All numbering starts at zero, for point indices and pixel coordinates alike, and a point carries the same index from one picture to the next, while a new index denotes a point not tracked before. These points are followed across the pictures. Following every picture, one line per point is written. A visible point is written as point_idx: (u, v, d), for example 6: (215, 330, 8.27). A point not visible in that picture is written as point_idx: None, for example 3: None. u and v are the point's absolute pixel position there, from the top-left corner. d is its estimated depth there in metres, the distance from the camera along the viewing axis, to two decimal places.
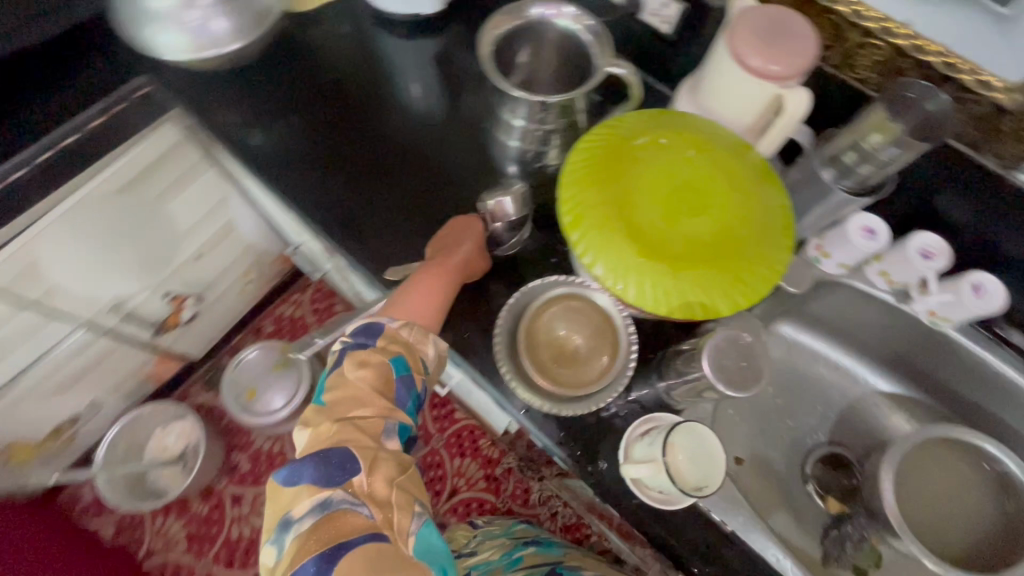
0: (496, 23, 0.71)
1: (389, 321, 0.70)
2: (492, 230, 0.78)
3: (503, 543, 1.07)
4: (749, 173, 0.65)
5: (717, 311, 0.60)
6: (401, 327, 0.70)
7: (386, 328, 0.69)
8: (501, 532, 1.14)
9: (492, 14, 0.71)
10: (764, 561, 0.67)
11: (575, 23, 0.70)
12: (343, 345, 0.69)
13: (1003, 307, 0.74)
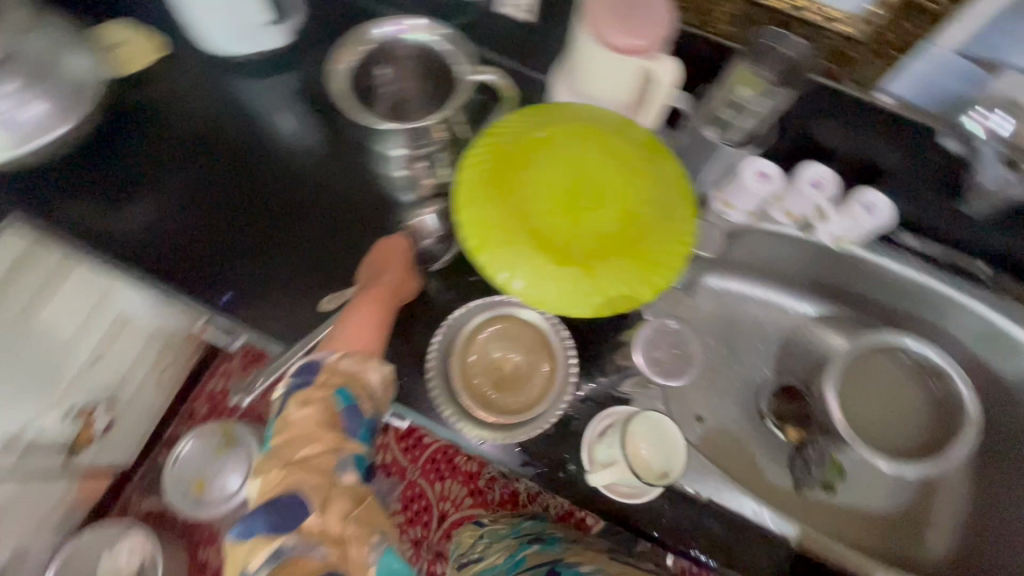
0: (341, 56, 0.70)
1: (328, 354, 0.66)
2: (421, 248, 0.76)
3: (509, 543, 0.94)
4: (638, 152, 0.64)
5: (640, 298, 0.60)
6: (341, 357, 0.66)
7: (325, 362, 0.65)
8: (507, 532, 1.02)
9: (334, 47, 0.70)
10: (743, 516, 0.70)
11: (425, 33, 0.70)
12: (286, 387, 0.65)
13: (892, 217, 0.79)
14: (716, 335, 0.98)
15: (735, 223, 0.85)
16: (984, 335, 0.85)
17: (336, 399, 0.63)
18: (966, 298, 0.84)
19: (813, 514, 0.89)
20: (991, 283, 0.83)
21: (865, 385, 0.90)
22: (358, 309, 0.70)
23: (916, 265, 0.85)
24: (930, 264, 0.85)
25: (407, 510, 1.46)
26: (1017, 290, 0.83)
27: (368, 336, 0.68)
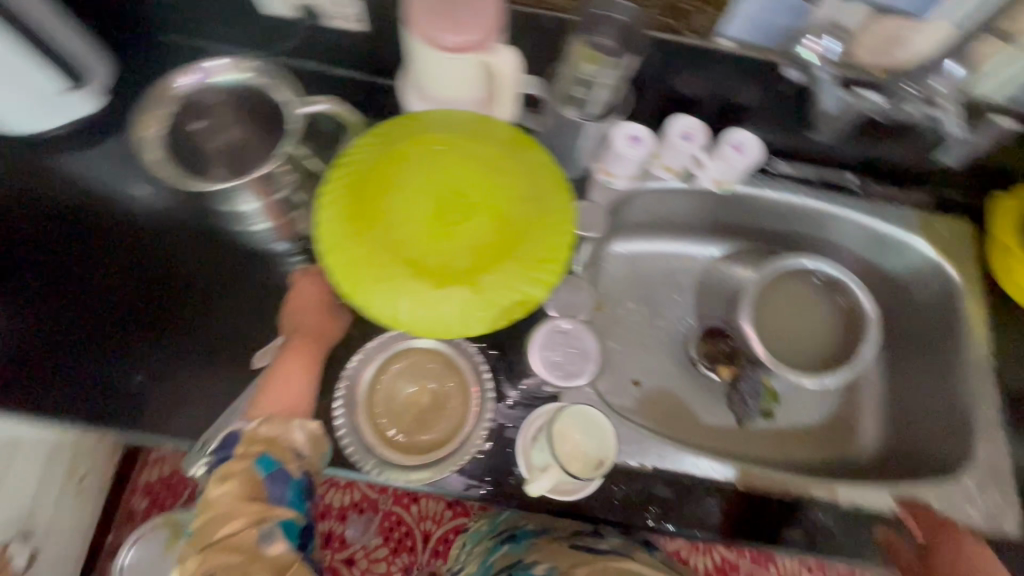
0: (145, 124, 0.62)
1: (246, 423, 0.57)
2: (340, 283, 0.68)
3: (483, 544, 0.88)
4: (496, 153, 0.62)
5: (533, 299, 0.58)
6: (260, 424, 0.57)
7: (243, 433, 0.56)
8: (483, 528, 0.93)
9: (135, 118, 0.62)
10: (689, 474, 0.71)
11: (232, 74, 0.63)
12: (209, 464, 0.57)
13: (761, 153, 0.81)
14: (634, 297, 0.99)
15: (622, 190, 0.85)
16: (868, 240, 0.91)
17: (257, 467, 0.54)
18: (843, 211, 0.89)
19: (758, 444, 0.92)
20: (860, 190, 0.90)
21: (778, 309, 0.94)
22: (284, 365, 0.62)
23: (795, 190, 0.89)
24: (807, 186, 0.90)
25: (389, 540, 1.42)
26: (882, 192, 0.90)
27: (298, 395, 0.60)
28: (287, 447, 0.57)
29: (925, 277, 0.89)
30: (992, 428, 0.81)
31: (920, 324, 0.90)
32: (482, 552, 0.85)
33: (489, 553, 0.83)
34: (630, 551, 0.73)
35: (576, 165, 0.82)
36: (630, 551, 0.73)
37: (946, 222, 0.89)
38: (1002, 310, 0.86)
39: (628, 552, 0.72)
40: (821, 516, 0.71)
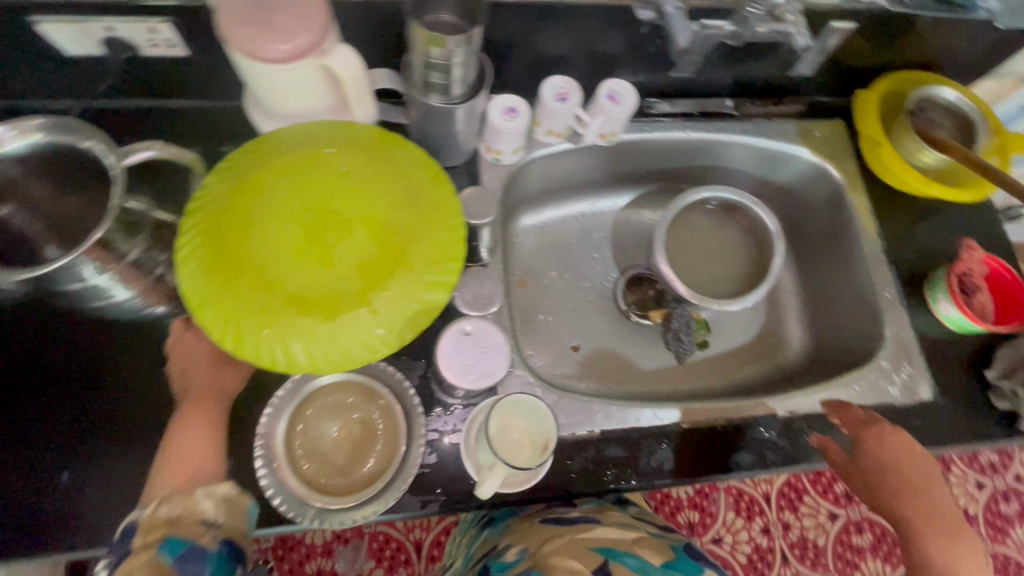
0: None
1: (138, 512, 0.50)
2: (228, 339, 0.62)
3: (468, 536, 0.89)
4: (361, 160, 0.58)
5: (436, 302, 0.55)
6: (157, 506, 0.50)
7: (139, 520, 0.49)
8: (467, 519, 0.93)
9: None
10: (639, 426, 0.72)
11: (20, 138, 0.55)
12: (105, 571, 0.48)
13: (636, 99, 0.80)
14: (555, 265, 0.98)
15: (514, 166, 0.83)
16: (758, 159, 0.94)
17: (164, 553, 0.47)
18: (729, 136, 0.91)
19: (700, 375, 0.95)
20: (737, 111, 0.91)
21: (689, 244, 0.97)
22: (180, 432, 0.56)
23: (679, 126, 0.90)
24: (689, 119, 0.90)
25: (383, 561, 1.32)
26: (759, 110, 0.92)
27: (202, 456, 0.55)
28: (198, 522, 0.50)
29: (814, 181, 0.93)
30: (895, 308, 0.84)
31: (820, 227, 0.95)
32: (468, 543, 0.86)
33: (473, 543, 0.83)
34: (598, 514, 0.74)
35: (458, 152, 0.79)
36: (599, 516, 0.73)
37: (823, 126, 0.92)
38: (887, 200, 0.90)
39: (596, 517, 0.73)
40: (765, 431, 0.74)
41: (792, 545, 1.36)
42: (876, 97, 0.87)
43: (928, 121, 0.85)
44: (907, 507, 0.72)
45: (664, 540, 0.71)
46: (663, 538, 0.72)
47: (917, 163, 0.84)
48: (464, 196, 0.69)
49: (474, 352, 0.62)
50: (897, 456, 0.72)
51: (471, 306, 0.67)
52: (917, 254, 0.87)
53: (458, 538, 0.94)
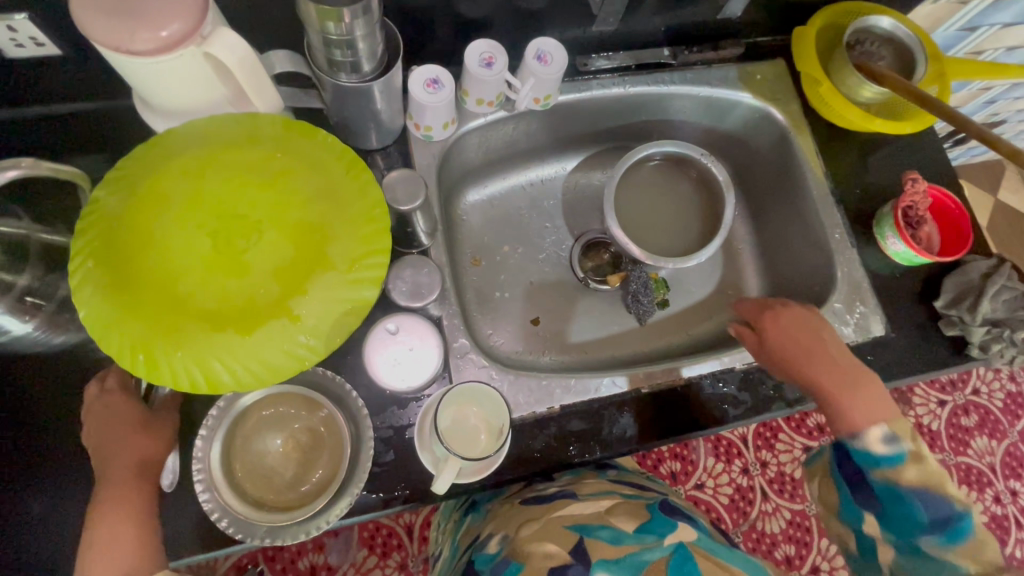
0: None
1: None
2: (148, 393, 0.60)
3: (450, 523, 0.86)
4: (265, 154, 0.53)
5: (364, 299, 0.52)
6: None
7: None
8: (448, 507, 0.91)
9: None
10: (598, 396, 0.71)
11: None
12: None
13: (566, 58, 0.76)
14: (506, 238, 0.95)
15: (447, 141, 0.79)
16: (701, 108, 0.91)
17: None
18: (669, 88, 0.87)
19: (662, 334, 0.95)
20: (674, 61, 0.88)
21: (639, 202, 0.95)
22: (108, 500, 0.53)
23: (616, 82, 0.86)
24: (626, 74, 0.86)
25: (375, 548, 1.27)
26: (697, 57, 0.88)
27: (135, 532, 0.53)
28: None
29: (760, 127, 0.91)
30: (845, 249, 0.83)
31: (768, 173, 0.93)
32: (454, 529, 0.83)
33: (459, 531, 0.80)
34: (575, 487, 0.71)
35: (383, 132, 0.74)
36: (575, 487, 0.71)
37: (764, 68, 0.89)
38: (832, 140, 0.88)
39: (573, 490, 0.70)
40: (724, 386, 0.74)
41: (771, 481, 1.41)
42: (814, 33, 0.83)
43: (867, 55, 0.82)
44: (817, 370, 0.69)
45: (638, 501, 0.69)
46: (638, 498, 0.70)
47: (859, 99, 0.82)
48: (391, 179, 0.64)
49: (404, 347, 0.62)
50: (793, 335, 0.72)
51: (412, 297, 0.64)
52: (864, 191, 0.86)
53: (441, 527, 0.92)
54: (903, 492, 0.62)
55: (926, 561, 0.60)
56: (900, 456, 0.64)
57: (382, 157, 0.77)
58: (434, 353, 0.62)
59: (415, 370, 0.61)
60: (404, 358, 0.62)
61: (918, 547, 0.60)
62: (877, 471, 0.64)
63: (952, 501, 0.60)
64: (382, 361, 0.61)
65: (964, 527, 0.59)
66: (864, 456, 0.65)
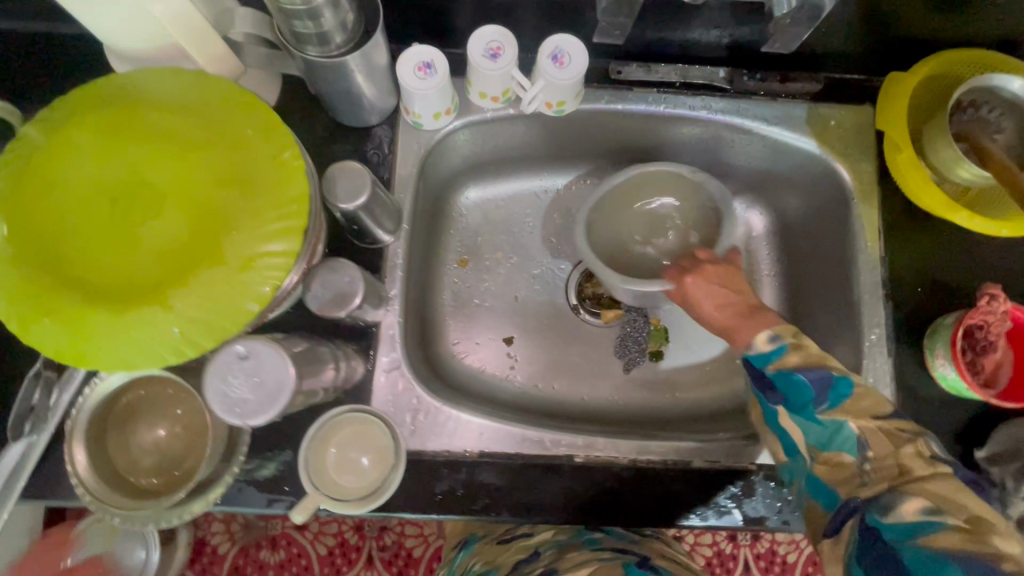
0: None
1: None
2: None
3: None
4: (193, 123, 0.49)
5: (251, 305, 0.47)
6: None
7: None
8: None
9: None
10: (527, 452, 0.64)
11: None
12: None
13: (586, 63, 0.65)
14: (501, 246, 0.86)
15: (440, 132, 0.71)
16: (758, 146, 0.76)
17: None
18: (716, 115, 0.73)
19: (644, 389, 0.84)
20: (728, 86, 0.73)
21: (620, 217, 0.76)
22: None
23: (652, 98, 0.73)
24: (666, 90, 0.73)
25: None
26: (758, 86, 0.73)
27: None
28: None
29: (819, 185, 0.75)
30: (879, 355, 0.68)
31: (818, 238, 0.77)
32: None
33: None
34: (558, 563, 0.63)
35: (367, 111, 0.68)
36: (558, 563, 0.63)
37: (843, 113, 0.73)
38: (906, 221, 0.71)
39: (556, 566, 0.62)
40: (676, 481, 0.64)
41: (758, 557, 1.27)
42: (916, 84, 0.65)
43: (978, 123, 0.64)
44: None
45: (616, 560, 0.62)
46: (616, 559, 0.62)
47: (951, 178, 0.65)
48: (333, 170, 0.56)
49: (250, 376, 0.46)
50: None
51: (328, 306, 0.55)
52: (930, 291, 0.69)
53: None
54: (791, 375, 0.53)
55: (827, 431, 0.51)
56: (783, 349, 0.55)
57: (368, 137, 0.70)
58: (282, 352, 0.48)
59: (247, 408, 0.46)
60: (256, 377, 0.46)
61: (819, 418, 0.52)
62: (771, 367, 0.55)
63: (833, 368, 0.53)
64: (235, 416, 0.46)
65: (846, 386, 0.52)
66: (759, 360, 0.56)
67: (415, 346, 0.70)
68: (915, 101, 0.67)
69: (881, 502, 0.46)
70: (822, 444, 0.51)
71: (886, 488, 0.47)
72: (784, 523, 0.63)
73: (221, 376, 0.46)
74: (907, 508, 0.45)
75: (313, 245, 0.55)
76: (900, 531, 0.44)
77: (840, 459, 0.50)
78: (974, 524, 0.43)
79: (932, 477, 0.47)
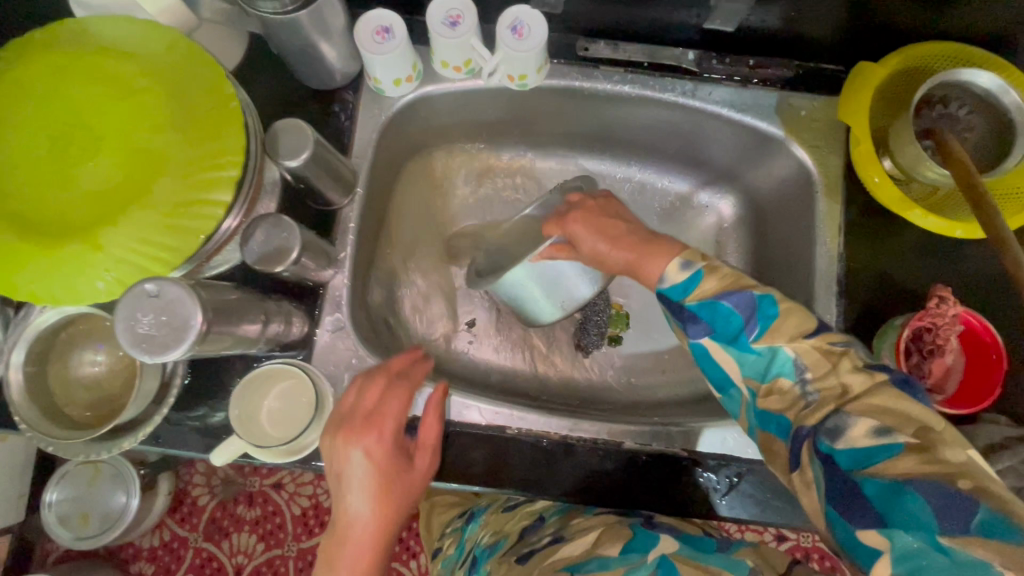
0: None
1: None
2: None
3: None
4: (133, 70, 0.50)
5: (178, 249, 0.48)
6: None
7: None
8: (453, 555, 0.71)
9: None
10: (463, 421, 0.66)
11: None
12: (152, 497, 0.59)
13: (545, 36, 0.64)
14: None
15: (402, 99, 0.72)
16: (724, 132, 0.74)
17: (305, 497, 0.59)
18: (680, 98, 0.72)
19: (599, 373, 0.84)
20: (696, 69, 0.72)
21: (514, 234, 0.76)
22: None
23: (618, 77, 0.72)
24: (633, 71, 0.72)
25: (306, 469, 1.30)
26: (727, 70, 0.72)
27: None
28: None
29: (788, 175, 0.74)
30: None
31: (784, 231, 0.76)
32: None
33: None
34: (565, 529, 0.59)
35: (326, 74, 0.68)
36: (565, 529, 0.59)
37: (815, 104, 0.71)
38: (869, 217, 0.69)
39: (563, 533, 0.58)
40: (605, 461, 0.65)
41: None
42: (883, 75, 0.63)
43: (947, 119, 0.62)
44: None
45: (622, 521, 0.58)
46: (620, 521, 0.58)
47: (917, 175, 0.62)
48: (277, 128, 0.58)
49: (156, 316, 0.42)
50: None
51: (262, 260, 0.57)
52: (885, 290, 0.68)
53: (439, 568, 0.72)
54: (715, 302, 0.48)
55: (763, 360, 0.46)
56: (699, 274, 0.50)
57: (329, 101, 0.71)
58: (190, 292, 0.43)
59: (155, 346, 0.42)
60: (163, 316, 0.42)
61: (751, 347, 0.46)
62: (690, 297, 0.50)
63: (753, 288, 0.47)
64: (142, 352, 0.42)
65: (769, 305, 0.46)
66: (674, 290, 0.51)
67: (363, 310, 0.71)
68: (881, 93, 0.65)
69: (830, 427, 0.42)
70: (760, 375, 0.46)
71: (832, 410, 0.43)
72: (711, 509, 0.63)
73: (126, 307, 0.41)
74: (855, 432, 0.41)
75: (255, 198, 0.56)
76: (854, 459, 0.41)
77: (781, 386, 0.46)
78: (924, 439, 0.40)
79: (875, 388, 0.42)
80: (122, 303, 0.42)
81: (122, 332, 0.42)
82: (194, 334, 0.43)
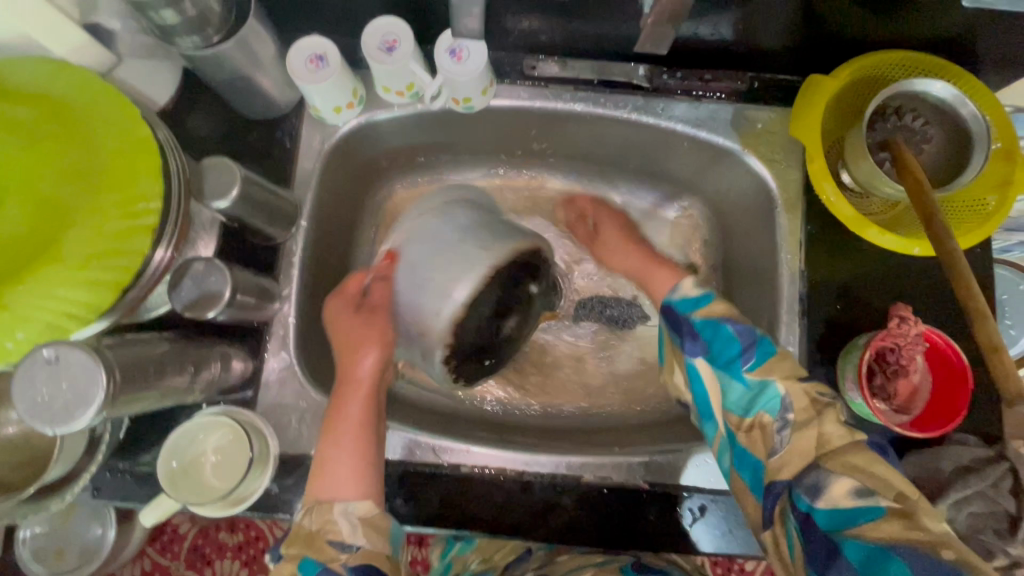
0: None
1: None
2: None
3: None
4: (40, 115, 0.48)
5: (91, 302, 0.46)
6: None
7: None
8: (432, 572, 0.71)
9: None
10: (415, 459, 0.63)
11: None
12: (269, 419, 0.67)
13: (485, 59, 0.62)
14: None
15: (345, 125, 0.69)
16: (680, 147, 0.72)
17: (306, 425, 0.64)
18: (632, 114, 0.70)
19: None
20: (647, 84, 0.70)
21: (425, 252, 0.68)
22: None
23: (568, 95, 0.70)
24: (583, 88, 0.70)
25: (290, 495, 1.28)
26: (678, 85, 0.70)
27: None
28: None
29: (747, 189, 0.72)
30: None
31: (748, 247, 0.73)
32: None
33: None
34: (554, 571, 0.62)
35: (265, 104, 0.66)
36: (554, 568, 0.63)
37: (771, 116, 0.69)
38: (831, 232, 0.67)
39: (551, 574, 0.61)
40: (563, 496, 0.62)
41: None
42: (836, 88, 0.61)
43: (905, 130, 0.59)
44: None
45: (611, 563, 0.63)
46: (611, 562, 0.64)
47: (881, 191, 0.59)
48: (203, 167, 0.56)
49: (55, 383, 0.40)
50: None
51: (190, 306, 0.54)
52: (850, 308, 0.65)
53: None
54: (719, 323, 0.48)
55: (751, 392, 0.46)
56: (710, 297, 0.51)
57: (270, 132, 0.68)
58: (91, 355, 0.40)
59: (57, 415, 0.40)
60: (63, 382, 0.40)
61: (745, 377, 0.47)
62: (698, 312, 0.50)
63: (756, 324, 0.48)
64: (46, 423, 0.40)
65: (770, 344, 0.47)
66: (683, 303, 0.52)
67: (314, 346, 0.68)
68: (835, 106, 0.63)
69: (808, 482, 0.43)
70: (743, 408, 0.47)
71: (812, 463, 0.44)
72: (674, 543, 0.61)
73: (24, 376, 0.39)
74: (836, 490, 0.42)
75: (185, 241, 0.54)
76: (835, 519, 0.42)
77: (761, 420, 0.46)
78: (905, 505, 0.40)
79: (853, 446, 0.44)
80: (22, 370, 0.40)
81: (22, 403, 0.40)
82: (99, 399, 0.40)
